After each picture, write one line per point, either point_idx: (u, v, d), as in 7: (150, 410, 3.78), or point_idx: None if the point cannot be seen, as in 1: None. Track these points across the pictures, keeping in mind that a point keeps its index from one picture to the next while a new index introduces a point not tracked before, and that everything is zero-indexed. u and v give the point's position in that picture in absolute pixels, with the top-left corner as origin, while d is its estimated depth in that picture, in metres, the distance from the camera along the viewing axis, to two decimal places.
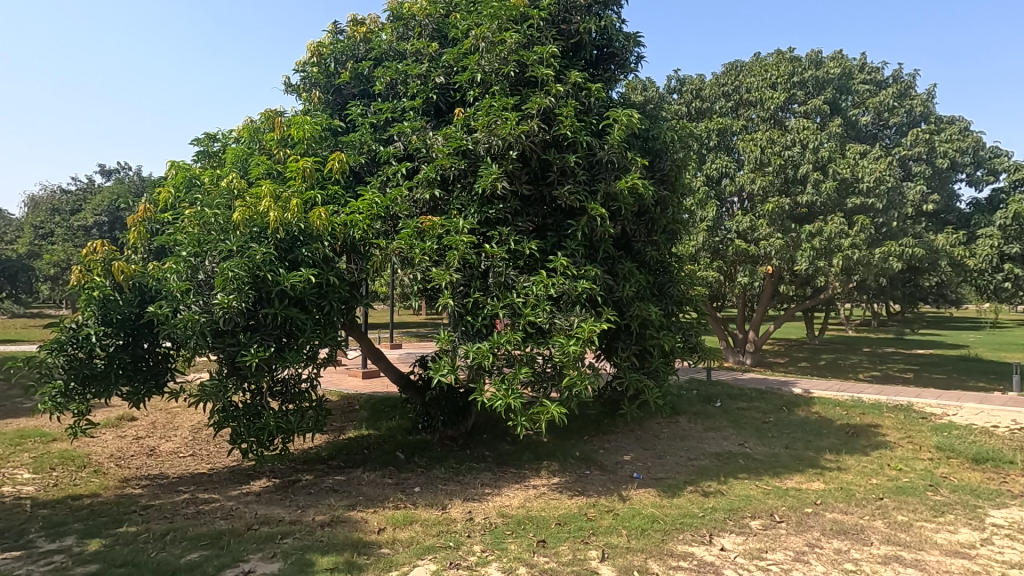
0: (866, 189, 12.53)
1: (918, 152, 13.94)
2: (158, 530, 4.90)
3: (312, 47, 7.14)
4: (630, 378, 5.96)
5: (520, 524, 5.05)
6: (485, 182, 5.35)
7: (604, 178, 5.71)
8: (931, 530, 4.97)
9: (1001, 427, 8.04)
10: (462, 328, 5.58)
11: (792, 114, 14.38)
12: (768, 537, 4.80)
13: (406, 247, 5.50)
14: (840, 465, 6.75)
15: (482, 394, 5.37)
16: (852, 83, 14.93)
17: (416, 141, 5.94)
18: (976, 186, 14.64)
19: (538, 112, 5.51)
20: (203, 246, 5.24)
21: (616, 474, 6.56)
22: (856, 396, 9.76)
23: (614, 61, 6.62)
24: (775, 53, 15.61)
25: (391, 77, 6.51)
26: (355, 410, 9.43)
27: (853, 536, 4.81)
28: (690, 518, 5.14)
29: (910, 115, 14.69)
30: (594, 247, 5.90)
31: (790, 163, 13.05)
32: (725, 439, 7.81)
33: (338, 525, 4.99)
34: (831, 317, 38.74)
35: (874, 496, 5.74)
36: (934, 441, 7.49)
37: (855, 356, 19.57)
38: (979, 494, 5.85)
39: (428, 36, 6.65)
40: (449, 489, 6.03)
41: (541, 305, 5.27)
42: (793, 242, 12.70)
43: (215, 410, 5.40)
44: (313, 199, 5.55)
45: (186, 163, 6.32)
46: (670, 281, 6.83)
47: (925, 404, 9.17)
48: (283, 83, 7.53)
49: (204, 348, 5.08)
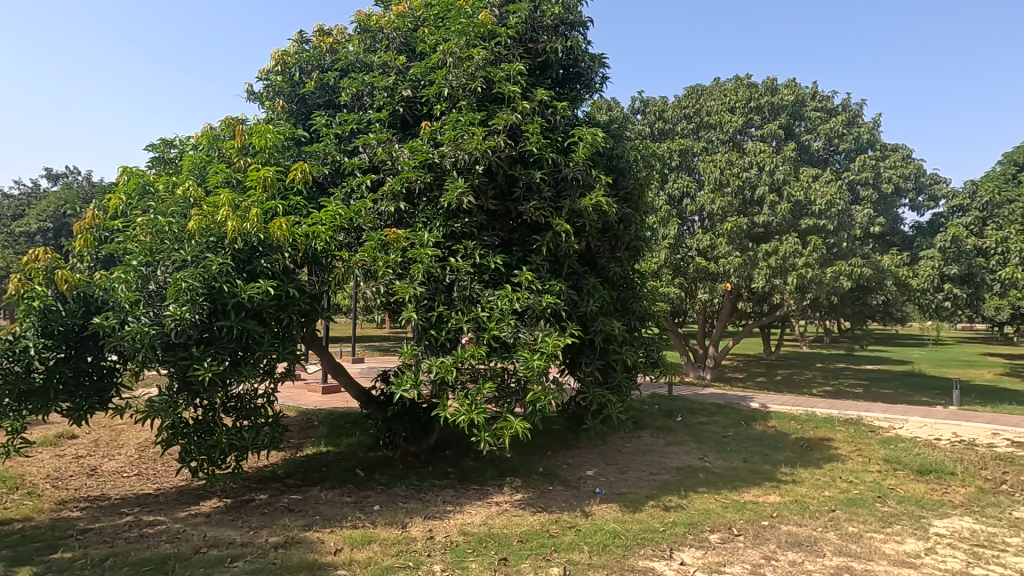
0: (818, 211, 12.98)
1: (865, 177, 14.60)
2: (97, 555, 4.61)
3: (276, 55, 7.03)
4: (593, 393, 6.02)
5: (481, 541, 4.97)
6: (452, 196, 5.34)
7: (569, 195, 5.80)
8: (879, 540, 5.14)
9: (943, 439, 8.43)
10: (426, 341, 5.53)
11: (749, 138, 15.02)
12: (727, 551, 4.87)
13: (369, 259, 5.46)
14: (795, 478, 6.94)
15: (445, 410, 5.31)
16: (804, 109, 15.55)
17: (381, 153, 5.92)
18: (917, 211, 15.53)
19: (504, 127, 5.55)
20: (154, 255, 5.02)
21: (579, 489, 6.55)
22: (810, 410, 10.08)
23: (580, 81, 6.75)
24: (733, 79, 16.26)
25: (356, 88, 6.49)
26: (313, 426, 9.20)
27: (806, 548, 4.93)
28: (652, 533, 5.18)
29: (858, 142, 15.36)
30: (559, 262, 5.98)
31: (747, 185, 13.41)
32: (686, 453, 7.91)
33: (292, 546, 4.80)
34: (786, 333, 40.07)
35: (826, 508, 5.91)
36: (882, 454, 7.78)
37: (808, 371, 20.23)
38: (923, 504, 6.08)
39: (395, 49, 6.65)
40: (410, 507, 5.89)
41: (505, 319, 5.27)
42: (750, 260, 13.11)
43: (164, 426, 5.14)
44: (274, 209, 5.47)
45: (139, 169, 6.04)
46: (633, 296, 6.90)
47: (873, 418, 9.56)
48: (246, 91, 7.39)
49: (153, 362, 4.86)
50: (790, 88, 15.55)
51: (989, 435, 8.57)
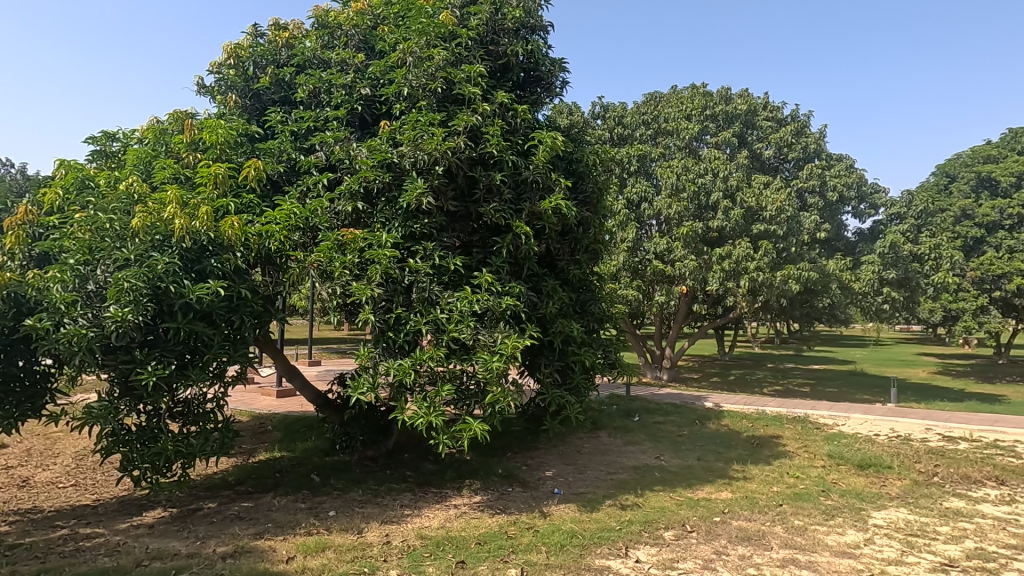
0: (769, 217, 13.45)
1: (812, 185, 15.22)
2: (26, 572, 4.34)
3: (228, 48, 6.80)
4: (552, 394, 6.07)
5: (439, 545, 4.93)
6: (411, 197, 5.30)
7: (528, 198, 5.83)
8: (823, 532, 5.37)
9: (882, 435, 8.88)
10: (384, 344, 5.46)
11: (704, 145, 15.47)
12: (680, 547, 4.99)
13: (325, 260, 5.36)
14: (746, 474, 7.18)
15: (403, 413, 5.25)
16: (756, 119, 16.13)
17: (339, 152, 5.81)
18: (860, 218, 16.33)
19: (464, 128, 5.53)
20: (94, 253, 4.77)
21: (538, 490, 6.58)
22: (761, 409, 10.45)
23: (540, 84, 6.81)
24: (689, 87, 16.72)
25: (313, 85, 6.35)
26: (267, 431, 8.93)
27: (755, 542, 5.11)
28: (608, 531, 5.26)
29: (805, 151, 15.99)
30: (519, 264, 6.00)
31: (702, 191, 13.82)
32: (643, 453, 8.07)
33: (242, 556, 4.65)
34: (740, 335, 41.38)
35: (774, 503, 6.14)
36: (826, 450, 8.13)
37: (760, 371, 20.99)
38: (863, 497, 6.39)
39: (354, 47, 6.55)
40: (366, 512, 5.79)
41: (464, 321, 5.26)
42: (705, 263, 13.51)
43: (103, 434, 4.89)
44: (225, 207, 5.29)
45: (78, 163, 5.74)
46: (592, 299, 6.99)
47: (819, 416, 9.99)
48: (195, 84, 7.11)
49: (92, 366, 4.62)
50: (743, 97, 16.09)
51: (923, 430, 9.10)
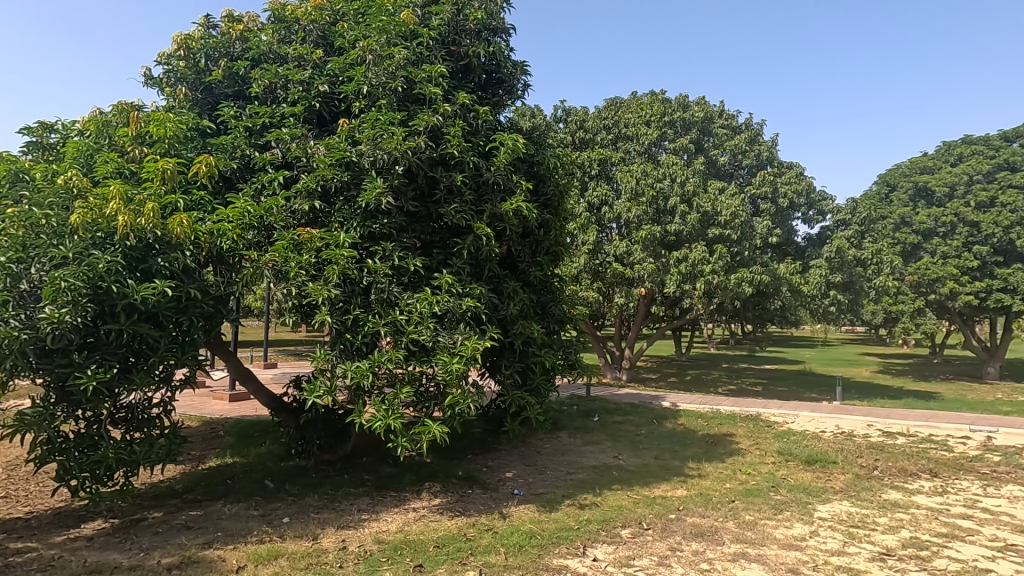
0: (723, 222, 13.79)
1: (764, 192, 15.78)
2: None
3: (178, 39, 6.53)
4: (512, 396, 6.09)
5: (396, 549, 4.87)
6: (370, 196, 5.22)
7: (489, 199, 5.83)
8: (772, 527, 5.57)
9: (828, 432, 9.29)
10: (341, 345, 5.35)
11: (663, 150, 15.83)
12: (636, 544, 5.08)
13: (280, 259, 5.23)
14: (700, 472, 7.38)
15: (361, 416, 5.17)
16: (712, 126, 16.61)
17: (295, 149, 5.67)
18: (808, 224, 17.03)
19: (425, 129, 5.49)
20: (28, 251, 4.50)
21: (498, 492, 6.58)
22: (715, 408, 10.76)
23: (502, 86, 6.83)
24: (649, 94, 17.08)
25: (269, 80, 6.18)
26: (218, 437, 8.62)
27: (708, 537, 5.26)
28: (566, 531, 5.31)
29: (758, 159, 16.57)
30: (480, 265, 5.99)
31: (661, 195, 14.14)
32: (602, 452, 8.18)
33: (189, 566, 4.47)
34: (697, 336, 42.50)
35: (727, 499, 6.33)
36: (776, 447, 8.44)
37: (715, 371, 21.64)
38: (810, 491, 6.67)
39: (312, 42, 6.41)
40: (322, 518, 5.66)
41: (424, 322, 5.21)
42: (663, 266, 13.84)
43: (37, 442, 4.61)
44: (174, 204, 5.09)
45: (11, 154, 5.41)
46: (553, 300, 7.04)
47: (770, 414, 10.37)
48: (142, 74, 6.80)
49: (25, 370, 4.35)
50: (700, 105, 16.55)
51: (865, 426, 9.56)
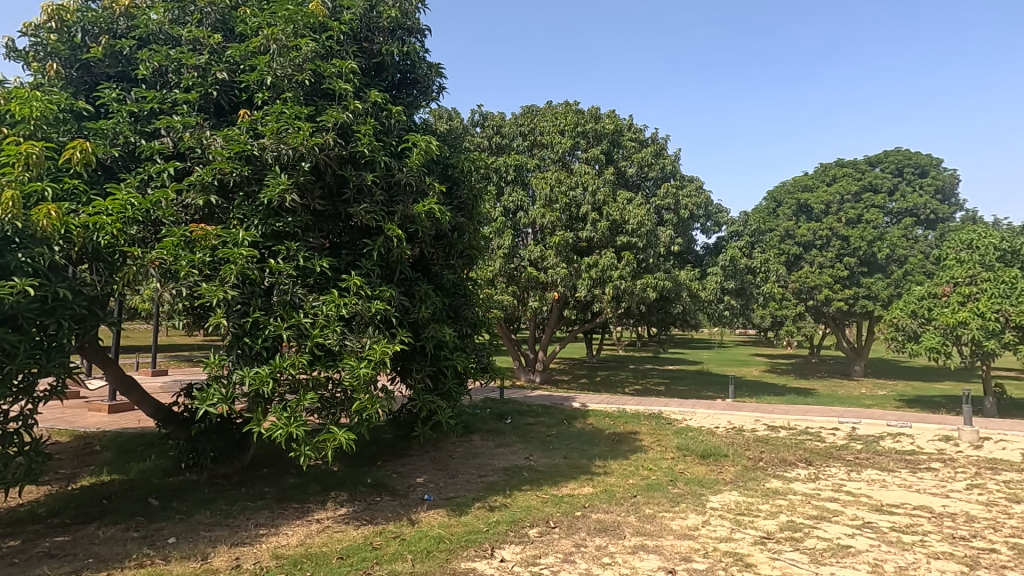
0: (631, 230, 14.33)
1: (668, 203, 16.67)
2: None
3: (49, 9, 5.85)
4: (423, 400, 6.02)
5: (296, 564, 4.64)
6: (272, 193, 4.96)
7: (401, 200, 5.72)
8: (669, 518, 5.92)
9: (721, 427, 10.01)
10: (238, 351, 5.02)
11: (576, 159, 16.35)
12: (543, 543, 5.20)
13: (168, 257, 4.85)
14: (606, 469, 7.69)
15: (260, 425, 4.89)
16: (622, 138, 17.40)
17: (188, 139, 5.27)
18: (707, 234, 18.28)
19: (334, 125, 5.31)
20: None
21: (407, 498, 6.46)
22: (622, 408, 11.26)
23: (416, 87, 6.77)
24: (564, 103, 17.59)
25: (158, 62, 5.69)
26: (94, 452, 7.79)
27: (611, 532, 5.48)
28: (475, 534, 5.31)
29: (663, 171, 17.22)
30: (391, 267, 5.87)
31: (573, 203, 14.63)
32: (513, 454, 8.29)
33: None
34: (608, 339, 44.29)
35: (629, 495, 6.65)
36: (675, 443, 8.97)
37: (623, 372, 22.66)
38: (704, 483, 7.16)
39: (209, 26, 6.01)
40: (214, 536, 5.27)
41: (330, 326, 5.01)
42: (574, 271, 14.37)
43: None
44: (40, 193, 4.56)
45: None
46: (466, 304, 7.02)
47: (671, 412, 11.02)
48: (3, 46, 6.02)
49: None
50: (611, 117, 17.27)
51: (752, 421, 10.41)
